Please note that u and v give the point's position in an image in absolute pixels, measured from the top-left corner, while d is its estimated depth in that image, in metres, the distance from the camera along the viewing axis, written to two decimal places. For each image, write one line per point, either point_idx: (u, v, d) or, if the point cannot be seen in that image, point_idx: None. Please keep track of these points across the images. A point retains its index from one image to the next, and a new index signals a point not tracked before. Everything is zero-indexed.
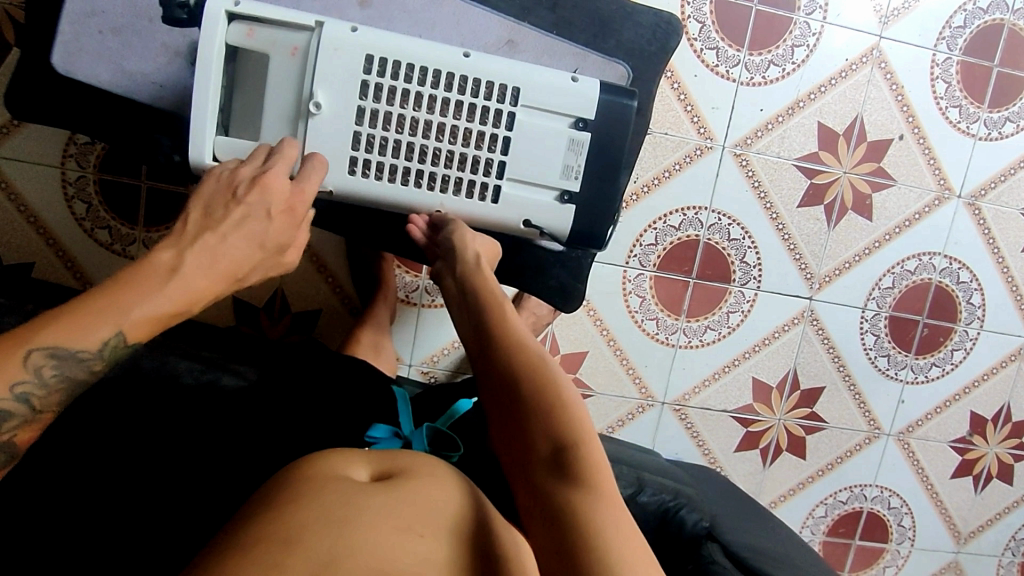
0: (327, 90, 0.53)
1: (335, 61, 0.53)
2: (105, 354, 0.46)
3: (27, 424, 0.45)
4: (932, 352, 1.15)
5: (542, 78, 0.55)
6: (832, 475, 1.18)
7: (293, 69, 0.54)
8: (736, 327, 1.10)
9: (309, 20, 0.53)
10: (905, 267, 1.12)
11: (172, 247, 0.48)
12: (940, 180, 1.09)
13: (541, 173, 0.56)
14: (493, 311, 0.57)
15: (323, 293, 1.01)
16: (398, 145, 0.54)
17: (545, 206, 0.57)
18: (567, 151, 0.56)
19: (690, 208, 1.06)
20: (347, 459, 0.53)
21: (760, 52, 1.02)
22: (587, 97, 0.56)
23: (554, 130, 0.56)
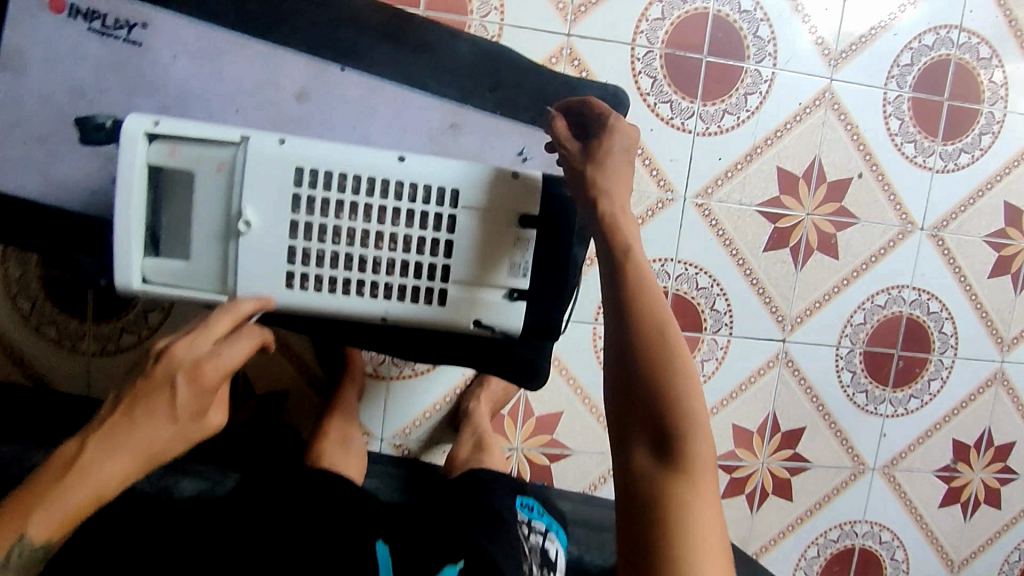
0: (256, 207, 0.52)
1: (262, 175, 0.52)
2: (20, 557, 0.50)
3: None
4: (909, 384, 1.15)
5: (482, 176, 0.54)
6: (821, 514, 1.17)
7: (219, 184, 0.53)
8: (711, 374, 1.09)
9: (233, 136, 0.52)
10: (875, 302, 1.12)
11: (78, 441, 0.52)
12: (902, 215, 1.10)
13: (488, 273, 0.55)
14: (641, 295, 0.61)
15: (289, 373, 0.99)
16: (335, 257, 0.53)
17: (498, 308, 0.56)
18: (514, 248, 0.56)
19: (656, 260, 1.05)
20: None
21: (714, 102, 1.02)
22: (530, 191, 0.55)
23: (499, 228, 0.55)
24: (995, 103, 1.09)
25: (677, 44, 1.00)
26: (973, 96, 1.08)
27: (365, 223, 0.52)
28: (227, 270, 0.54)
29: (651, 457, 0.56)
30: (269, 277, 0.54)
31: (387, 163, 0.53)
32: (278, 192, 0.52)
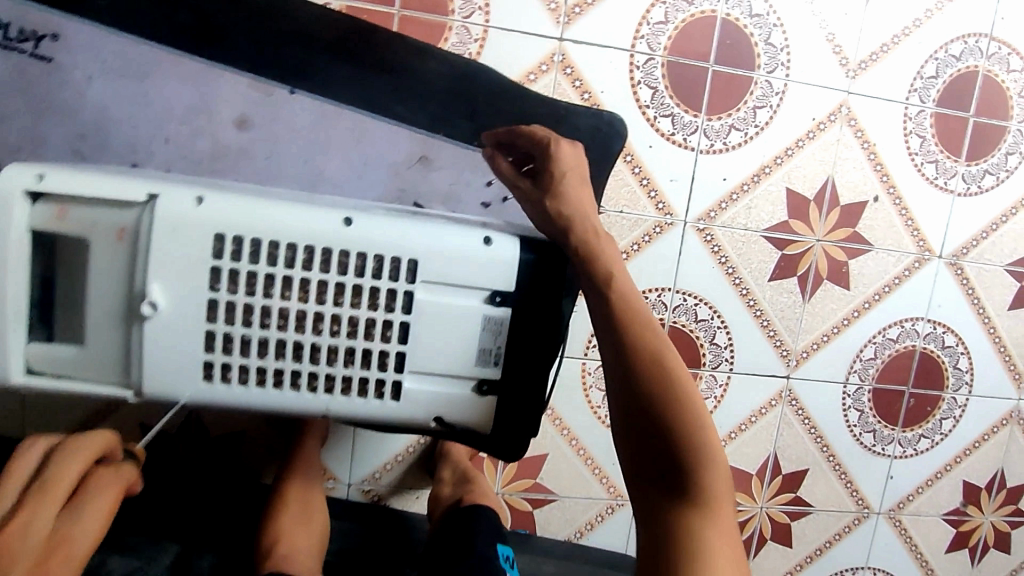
0: (164, 287, 0.53)
1: (173, 245, 0.53)
2: None
3: None
4: (919, 423, 1.06)
5: (444, 252, 0.57)
6: (821, 560, 1.09)
7: (118, 253, 0.53)
8: (709, 414, 1.01)
9: (133, 198, 0.53)
10: (887, 336, 1.03)
11: None
12: (919, 242, 1.01)
13: (448, 363, 0.59)
14: (630, 321, 0.60)
15: (243, 416, 0.87)
16: (263, 339, 0.55)
17: (450, 392, 0.60)
18: (484, 333, 0.60)
19: (653, 290, 0.95)
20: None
21: (719, 116, 0.92)
22: (505, 271, 0.58)
23: (466, 310, 0.59)
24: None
25: (680, 51, 0.89)
26: (1000, 113, 0.99)
27: (301, 305, 0.55)
28: (129, 354, 0.55)
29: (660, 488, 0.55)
30: (186, 356, 0.55)
31: (326, 233, 0.54)
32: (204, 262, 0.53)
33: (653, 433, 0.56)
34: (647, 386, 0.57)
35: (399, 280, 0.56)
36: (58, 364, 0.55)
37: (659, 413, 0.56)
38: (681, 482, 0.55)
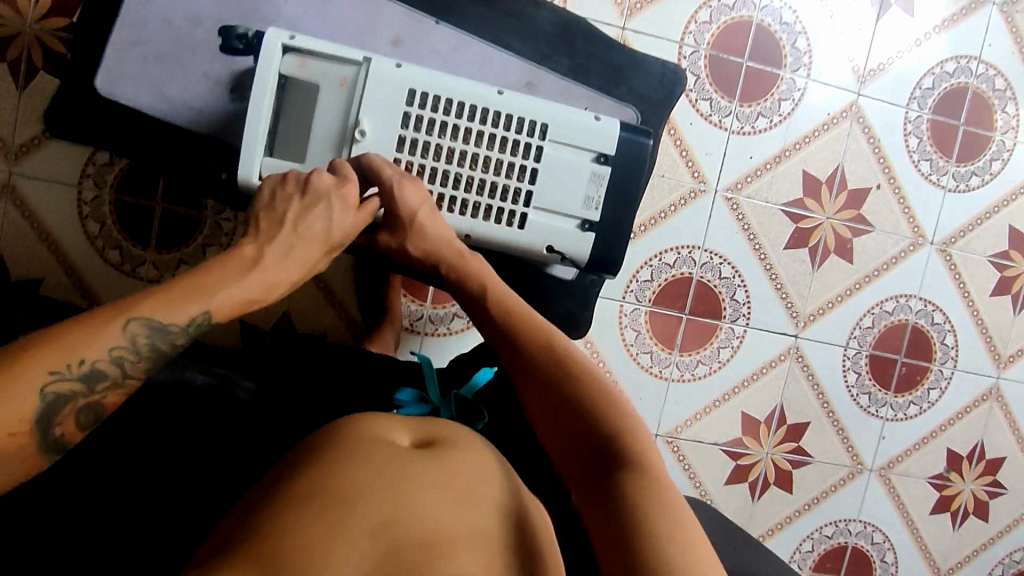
0: (373, 121, 0.58)
1: (380, 91, 0.58)
2: (189, 330, 0.50)
3: (114, 388, 0.47)
4: (910, 390, 1.21)
5: (568, 115, 0.61)
6: (818, 508, 1.21)
7: (340, 99, 0.59)
8: (726, 362, 1.15)
9: (358, 55, 0.58)
10: (883, 308, 1.18)
11: (252, 243, 0.53)
12: (914, 228, 1.17)
13: (564, 204, 0.62)
14: (505, 304, 0.57)
15: (329, 317, 1.04)
16: (434, 172, 0.59)
17: (568, 233, 0.63)
18: (589, 183, 0.62)
19: (684, 247, 1.11)
20: (387, 424, 0.53)
21: (750, 104, 1.10)
22: (606, 134, 0.62)
23: (577, 165, 0.62)
24: (1007, 132, 1.18)
25: (721, 47, 1.08)
26: (985, 124, 1.17)
27: (462, 145, 0.59)
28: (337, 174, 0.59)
29: (582, 464, 0.48)
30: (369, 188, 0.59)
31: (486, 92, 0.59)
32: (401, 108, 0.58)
33: (566, 411, 0.50)
34: (529, 357, 0.54)
35: (529, 157, 0.60)
36: (283, 178, 0.59)
37: (555, 388, 0.51)
38: (603, 453, 0.47)
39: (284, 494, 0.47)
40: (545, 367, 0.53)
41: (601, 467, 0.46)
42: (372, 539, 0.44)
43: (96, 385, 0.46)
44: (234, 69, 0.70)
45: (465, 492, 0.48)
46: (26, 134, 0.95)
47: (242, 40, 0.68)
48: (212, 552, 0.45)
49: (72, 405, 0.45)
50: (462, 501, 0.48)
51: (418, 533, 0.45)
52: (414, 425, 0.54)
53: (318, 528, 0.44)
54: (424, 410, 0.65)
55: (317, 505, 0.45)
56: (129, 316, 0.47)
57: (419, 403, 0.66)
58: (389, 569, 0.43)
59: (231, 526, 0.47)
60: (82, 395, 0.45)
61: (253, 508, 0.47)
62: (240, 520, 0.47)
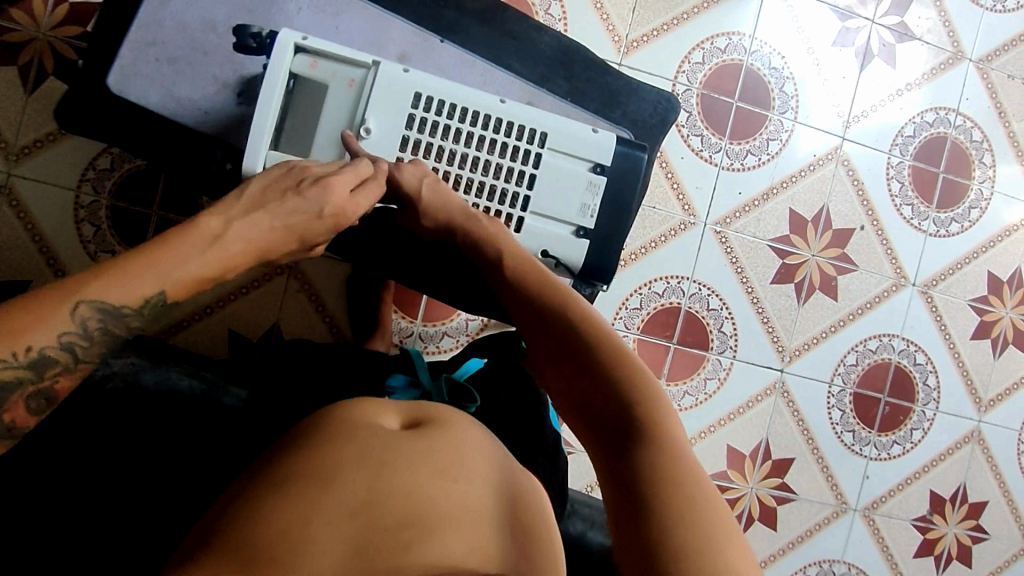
0: (378, 120, 0.61)
1: (386, 92, 0.61)
2: (144, 310, 0.49)
3: (66, 371, 0.48)
4: (893, 430, 1.22)
5: (566, 127, 0.64)
6: (802, 547, 1.20)
7: (348, 100, 0.61)
8: (712, 394, 1.16)
9: (368, 58, 0.61)
10: (867, 346, 1.20)
11: (217, 216, 0.52)
12: (897, 269, 1.20)
13: (559, 211, 0.64)
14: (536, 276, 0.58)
15: (319, 330, 1.04)
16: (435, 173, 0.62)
17: (563, 239, 0.65)
18: (585, 192, 0.65)
19: (673, 277, 1.13)
20: (378, 407, 0.54)
21: (739, 142, 1.14)
22: (603, 146, 0.65)
23: (575, 173, 0.64)
24: (984, 182, 1.22)
25: (712, 87, 1.12)
26: (964, 172, 1.21)
27: (463, 148, 0.62)
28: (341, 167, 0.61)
29: (603, 434, 0.49)
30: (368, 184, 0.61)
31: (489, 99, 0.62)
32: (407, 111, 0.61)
33: (591, 383, 0.51)
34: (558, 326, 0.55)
35: (527, 164, 0.63)
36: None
37: (580, 358, 0.52)
38: (623, 424, 0.48)
39: (272, 477, 0.47)
40: (569, 339, 0.54)
41: (619, 438, 0.47)
42: (353, 518, 0.44)
43: (47, 369, 0.46)
44: (242, 74, 0.73)
45: (451, 471, 0.48)
46: (29, 136, 0.96)
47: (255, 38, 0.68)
48: (202, 537, 0.46)
49: (21, 393, 0.46)
50: (448, 482, 0.47)
51: (401, 509, 0.45)
52: (403, 408, 0.55)
53: (298, 507, 0.44)
54: (414, 395, 0.68)
55: (298, 485, 0.46)
56: (78, 302, 0.46)
57: (409, 388, 0.68)
58: (366, 551, 0.43)
59: (224, 507, 0.48)
60: (32, 382, 0.46)
61: (245, 489, 0.48)
62: (231, 503, 0.48)
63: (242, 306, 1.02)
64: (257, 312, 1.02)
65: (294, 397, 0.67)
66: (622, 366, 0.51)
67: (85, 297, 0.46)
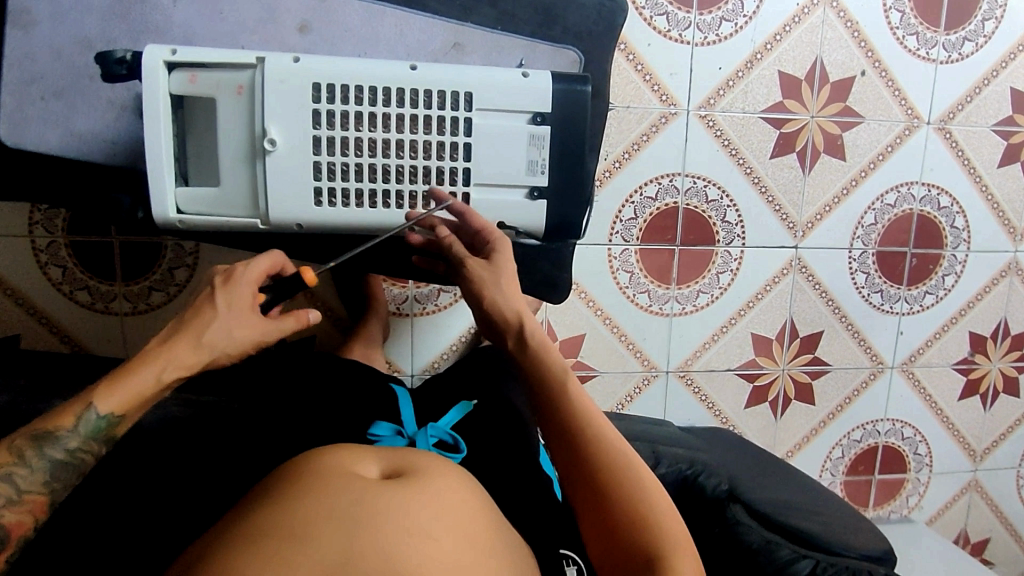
0: (281, 128, 0.53)
1: (282, 92, 0.52)
2: (80, 430, 0.55)
3: (16, 502, 0.53)
4: (923, 281, 1.16)
5: (492, 78, 0.55)
6: (845, 414, 1.19)
7: (242, 111, 0.53)
8: (727, 287, 1.11)
9: (251, 57, 0.53)
10: (885, 201, 1.12)
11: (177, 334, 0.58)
12: (908, 110, 1.09)
13: (508, 175, 0.57)
14: (573, 396, 0.61)
15: (313, 317, 1.02)
16: (360, 169, 0.55)
17: (517, 205, 0.59)
18: (529, 147, 0.57)
19: (664, 176, 1.06)
20: (357, 458, 0.55)
21: (710, 10, 1.01)
22: (541, 90, 0.56)
23: (512, 128, 0.56)
24: None
25: None
26: None
27: (383, 133, 0.54)
28: (257, 191, 0.55)
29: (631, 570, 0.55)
30: (281, 202, 0.55)
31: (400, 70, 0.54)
32: (312, 108, 0.53)
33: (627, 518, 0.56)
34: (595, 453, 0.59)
35: (458, 134, 0.55)
36: (201, 207, 0.55)
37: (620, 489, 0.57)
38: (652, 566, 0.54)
39: (243, 531, 0.47)
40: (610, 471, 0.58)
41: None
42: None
43: None
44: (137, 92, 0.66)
45: (430, 529, 0.48)
46: None
47: (124, 64, 0.58)
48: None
49: None
50: (426, 539, 0.47)
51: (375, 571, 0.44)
52: (384, 457, 0.56)
53: (266, 566, 0.43)
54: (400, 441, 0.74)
55: (268, 543, 0.44)
56: (20, 436, 0.54)
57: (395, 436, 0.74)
58: None
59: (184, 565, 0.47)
60: None
61: (210, 541, 0.48)
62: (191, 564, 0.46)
63: None
64: None
65: (290, 441, 0.73)
66: (628, 509, 0.56)
67: (27, 433, 0.55)
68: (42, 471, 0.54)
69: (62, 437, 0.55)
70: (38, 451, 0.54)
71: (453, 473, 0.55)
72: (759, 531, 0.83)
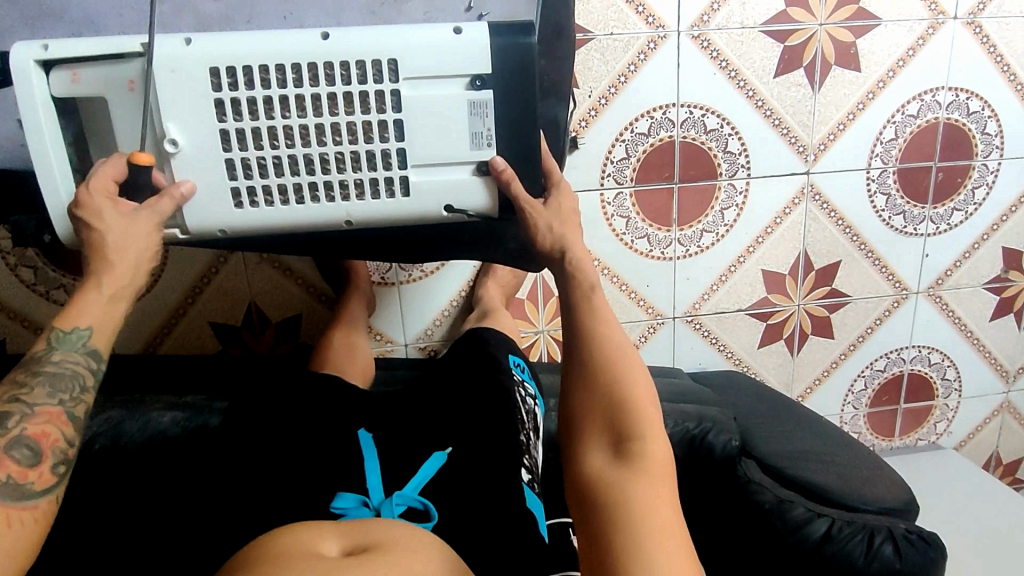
0: (180, 124, 0.50)
1: (177, 83, 0.49)
2: (61, 348, 0.54)
3: (31, 417, 0.52)
4: (951, 197, 1.06)
5: (416, 40, 0.50)
6: (867, 345, 1.13)
7: (134, 105, 0.51)
8: (733, 223, 1.03)
9: (135, 48, 0.49)
10: (906, 113, 1.01)
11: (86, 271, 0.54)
12: (931, 5, 0.96)
13: (447, 153, 0.53)
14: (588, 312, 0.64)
15: (298, 296, 0.99)
16: (279, 163, 0.51)
17: (462, 184, 0.55)
18: (471, 118, 0.52)
19: (657, 109, 0.96)
20: (316, 537, 0.47)
21: None
22: (478, 49, 0.50)
23: (449, 95, 0.52)
24: None
25: None
26: None
27: (300, 119, 0.50)
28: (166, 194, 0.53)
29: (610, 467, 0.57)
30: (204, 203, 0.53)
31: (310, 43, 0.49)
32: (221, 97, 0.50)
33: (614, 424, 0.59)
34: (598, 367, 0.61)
35: (386, 110, 0.51)
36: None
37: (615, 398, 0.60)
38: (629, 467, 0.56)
39: None
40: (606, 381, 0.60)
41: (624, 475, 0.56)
42: None
43: (6, 422, 0.51)
44: None
45: None
46: None
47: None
48: None
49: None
50: None
51: None
52: (344, 537, 0.48)
53: None
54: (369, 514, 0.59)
55: None
56: (18, 372, 0.54)
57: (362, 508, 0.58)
58: None
59: None
60: (2, 437, 0.50)
61: None
62: None
63: (212, 298, 0.97)
64: (228, 300, 0.97)
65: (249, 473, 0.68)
66: (608, 390, 0.60)
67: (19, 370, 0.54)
68: (41, 386, 0.53)
69: (48, 358, 0.54)
70: (31, 373, 0.53)
71: (424, 546, 0.48)
72: (772, 487, 0.80)
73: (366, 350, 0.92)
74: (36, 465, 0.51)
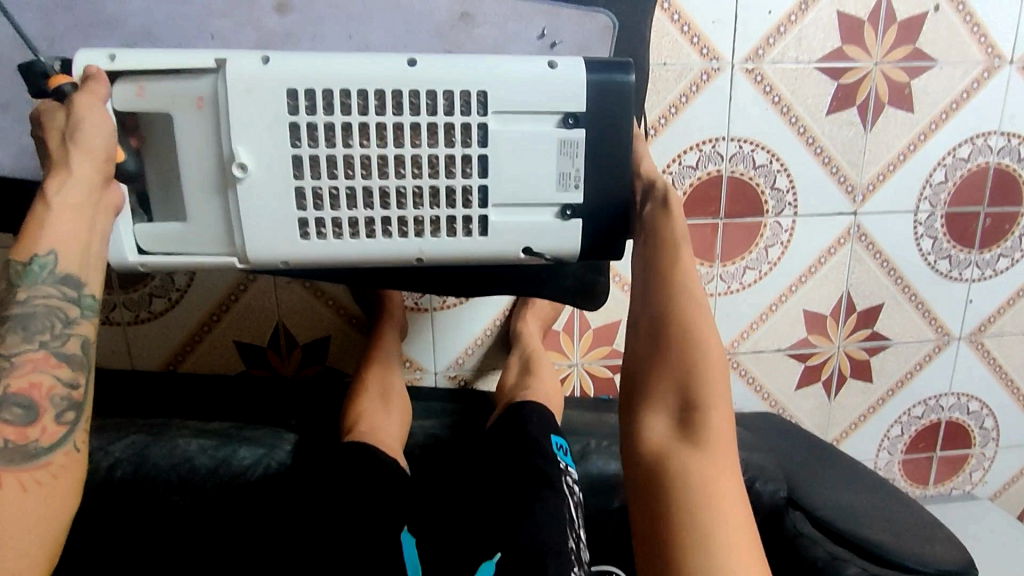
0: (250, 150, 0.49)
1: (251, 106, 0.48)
2: (31, 273, 0.49)
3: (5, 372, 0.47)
4: (998, 243, 1.03)
5: (503, 77, 0.49)
6: (905, 391, 1.10)
7: (201, 128, 0.50)
8: (777, 261, 1.00)
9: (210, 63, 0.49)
10: (957, 156, 0.98)
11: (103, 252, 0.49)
12: (988, 49, 0.94)
13: (529, 195, 0.52)
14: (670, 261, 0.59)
15: (328, 317, 0.95)
16: (354, 193, 0.50)
17: (542, 226, 0.53)
18: (561, 157, 0.52)
19: (706, 142, 0.94)
20: None
21: None
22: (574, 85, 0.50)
23: (543, 133, 0.51)
24: None
25: None
26: None
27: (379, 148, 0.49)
28: (231, 223, 0.52)
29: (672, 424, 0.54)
30: (269, 232, 0.52)
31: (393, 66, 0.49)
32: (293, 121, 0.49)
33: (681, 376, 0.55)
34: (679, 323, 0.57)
35: (472, 143, 0.50)
36: (171, 242, 0.53)
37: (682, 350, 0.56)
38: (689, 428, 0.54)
39: None
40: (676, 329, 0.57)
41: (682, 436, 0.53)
42: None
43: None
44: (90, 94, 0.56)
45: None
46: None
47: (55, 77, 0.51)
48: None
49: None
50: None
51: None
52: None
53: None
54: None
55: None
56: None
57: None
58: None
59: None
60: None
61: None
62: None
63: (238, 317, 0.93)
64: (257, 318, 0.94)
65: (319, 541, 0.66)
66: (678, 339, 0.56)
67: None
68: (15, 331, 0.48)
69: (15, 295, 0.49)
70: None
71: None
72: (823, 541, 0.78)
73: (400, 386, 0.87)
74: (38, 423, 0.48)
